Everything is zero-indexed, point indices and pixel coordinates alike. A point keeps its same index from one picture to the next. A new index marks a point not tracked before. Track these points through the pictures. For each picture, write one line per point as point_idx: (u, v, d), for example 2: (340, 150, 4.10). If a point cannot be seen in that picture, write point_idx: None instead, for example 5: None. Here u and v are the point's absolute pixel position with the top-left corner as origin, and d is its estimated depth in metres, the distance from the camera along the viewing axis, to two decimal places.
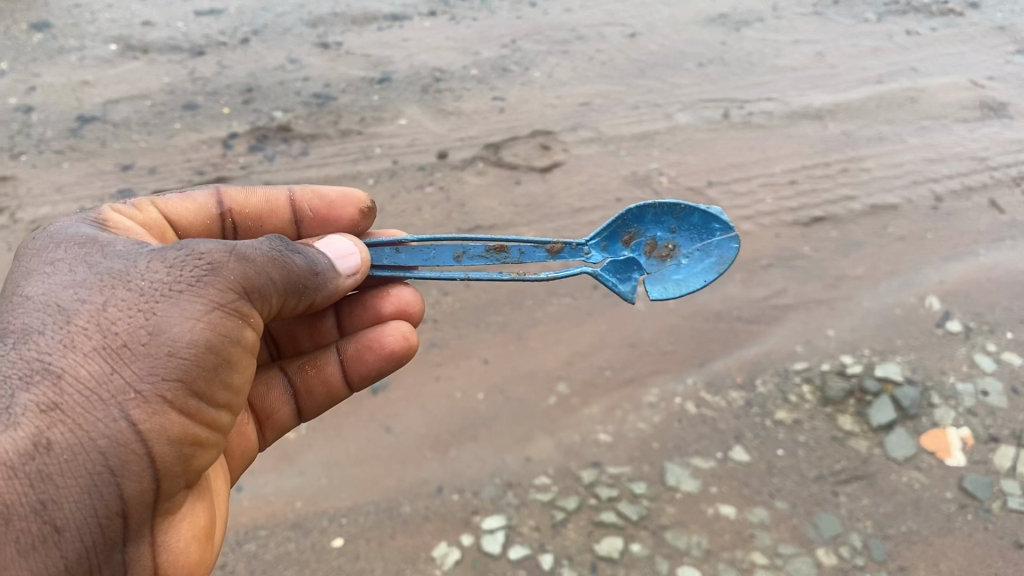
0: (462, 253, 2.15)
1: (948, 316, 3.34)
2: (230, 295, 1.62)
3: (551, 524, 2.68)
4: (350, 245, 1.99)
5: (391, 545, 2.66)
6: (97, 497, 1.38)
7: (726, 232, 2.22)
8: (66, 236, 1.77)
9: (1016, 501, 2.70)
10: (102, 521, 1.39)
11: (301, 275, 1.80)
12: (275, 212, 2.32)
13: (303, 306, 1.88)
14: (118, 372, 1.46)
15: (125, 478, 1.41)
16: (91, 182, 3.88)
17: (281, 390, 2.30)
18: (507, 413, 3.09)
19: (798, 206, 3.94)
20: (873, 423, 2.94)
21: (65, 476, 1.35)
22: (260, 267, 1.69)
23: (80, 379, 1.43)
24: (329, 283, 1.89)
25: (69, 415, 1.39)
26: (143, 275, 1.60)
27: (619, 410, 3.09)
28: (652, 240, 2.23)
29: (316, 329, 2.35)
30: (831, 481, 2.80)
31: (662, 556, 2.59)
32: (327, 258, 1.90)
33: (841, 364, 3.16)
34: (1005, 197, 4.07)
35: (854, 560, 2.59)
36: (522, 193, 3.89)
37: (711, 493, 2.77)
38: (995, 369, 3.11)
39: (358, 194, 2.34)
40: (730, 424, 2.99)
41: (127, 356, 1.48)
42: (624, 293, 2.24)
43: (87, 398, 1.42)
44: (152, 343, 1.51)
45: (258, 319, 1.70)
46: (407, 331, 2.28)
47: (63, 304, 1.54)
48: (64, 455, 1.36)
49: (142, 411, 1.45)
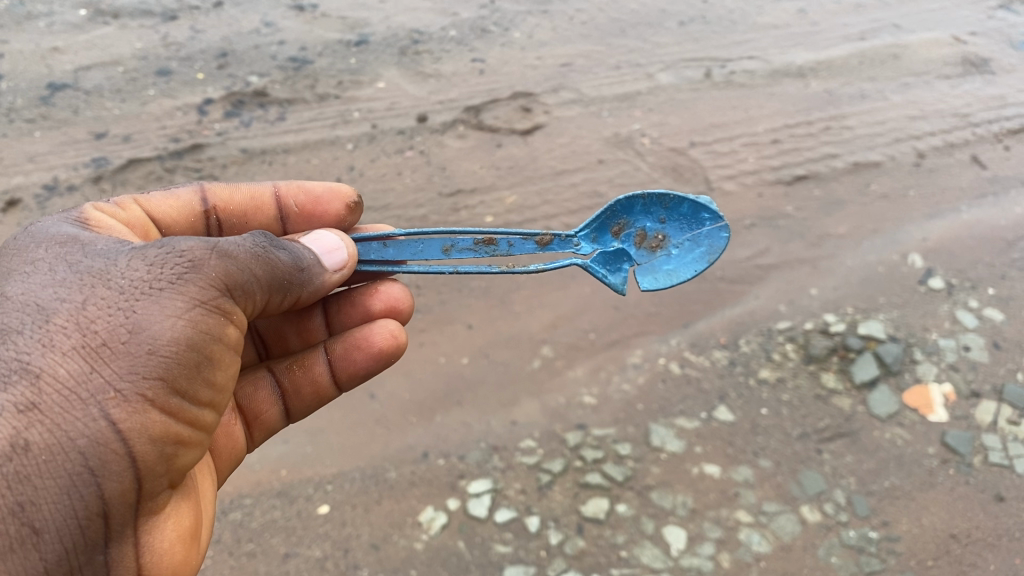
0: (450, 247, 2.07)
1: (930, 274, 3.35)
2: (212, 292, 1.61)
3: (537, 487, 2.69)
4: (337, 239, 1.96)
5: (378, 510, 2.66)
6: (77, 498, 1.36)
7: (716, 222, 2.19)
8: (46, 234, 1.73)
9: (996, 455, 2.75)
10: (82, 521, 1.37)
11: (286, 271, 1.78)
12: (260, 206, 2.29)
13: (287, 305, 1.86)
14: (97, 371, 1.43)
15: (105, 478, 1.39)
16: (64, 151, 3.80)
17: (270, 390, 2.27)
18: (492, 377, 3.08)
19: (780, 165, 3.92)
20: (856, 380, 2.95)
21: (44, 476, 1.33)
22: (243, 264, 1.68)
23: (58, 380, 1.40)
24: (315, 278, 1.87)
25: (47, 415, 1.36)
26: (123, 273, 1.57)
27: (603, 372, 3.08)
28: (641, 231, 2.21)
29: (304, 329, 2.34)
30: (815, 438, 2.82)
31: (648, 516, 2.60)
32: (312, 253, 1.88)
33: (825, 323, 3.17)
34: (987, 152, 4.07)
35: (838, 516, 2.61)
36: (503, 156, 3.85)
37: (696, 452, 2.78)
38: (976, 324, 3.13)
39: (343, 188, 2.32)
40: (714, 384, 3.00)
41: (107, 355, 1.46)
42: (614, 284, 2.21)
43: (67, 398, 1.39)
44: (131, 342, 1.48)
45: (239, 316, 1.69)
46: (395, 330, 2.25)
47: (42, 303, 1.50)
48: (42, 456, 1.34)
49: (123, 410, 1.42)
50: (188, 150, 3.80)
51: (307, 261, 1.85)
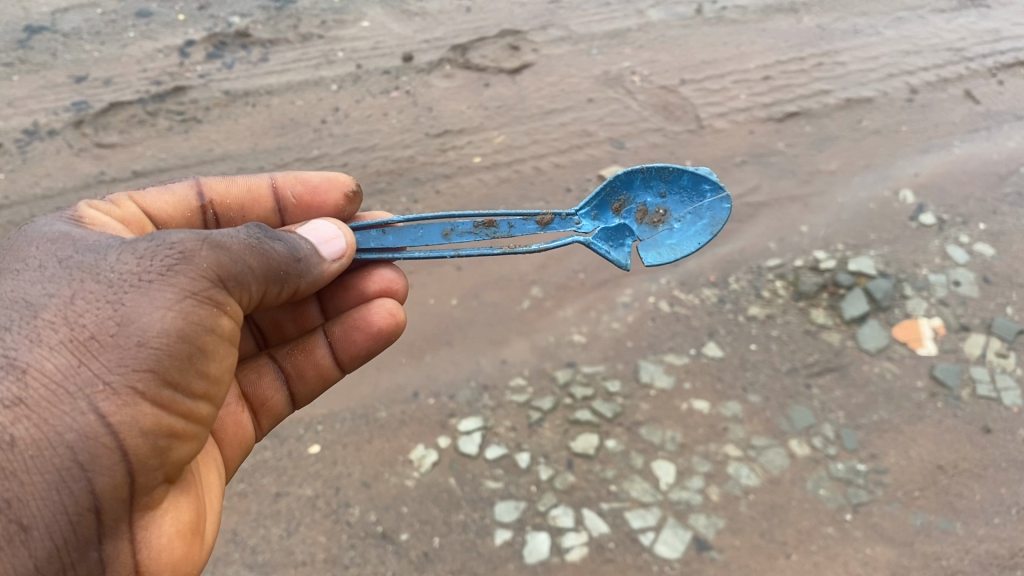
0: (450, 231, 1.98)
1: (922, 209, 3.33)
2: (205, 283, 1.52)
3: (527, 424, 2.70)
4: (335, 228, 1.87)
5: (369, 449, 2.67)
6: (67, 494, 1.29)
7: (717, 193, 2.08)
8: (41, 232, 1.66)
9: (984, 387, 2.78)
10: (72, 517, 1.30)
11: (283, 261, 1.68)
12: (257, 197, 2.16)
13: (287, 295, 1.76)
14: (85, 365, 1.36)
15: (96, 473, 1.31)
16: (44, 95, 3.74)
17: (273, 377, 2.19)
18: (481, 318, 3.08)
19: (772, 102, 3.87)
20: (846, 316, 2.96)
21: (31, 472, 1.26)
22: (236, 254, 1.58)
23: (44, 376, 1.33)
24: (313, 267, 1.78)
25: (34, 409, 1.30)
26: (113, 266, 1.49)
27: (593, 311, 3.07)
28: (642, 206, 2.10)
29: (301, 314, 2.23)
30: (804, 373, 2.83)
31: (637, 451, 2.63)
32: (309, 243, 1.78)
33: (815, 260, 3.16)
34: (980, 87, 4.02)
35: (826, 449, 2.65)
36: (491, 95, 3.79)
37: (685, 388, 2.79)
38: (967, 260, 3.12)
39: (341, 176, 2.16)
40: (703, 321, 3.00)
41: (95, 349, 1.38)
42: (618, 261, 2.09)
43: (53, 392, 1.32)
44: (120, 335, 1.40)
45: (235, 306, 1.60)
46: (394, 308, 2.15)
47: (31, 300, 1.44)
48: (29, 451, 1.27)
49: (112, 403, 1.34)
50: (171, 92, 3.74)
51: (305, 250, 1.76)
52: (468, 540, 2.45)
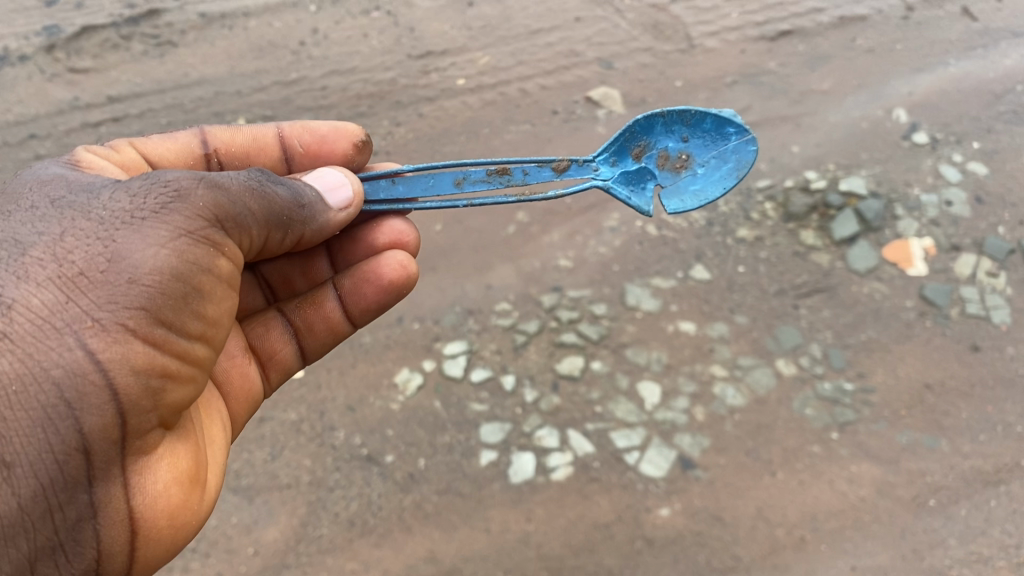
0: (463, 180, 1.89)
1: (915, 129, 3.26)
2: (199, 223, 1.46)
3: (512, 347, 2.68)
4: (341, 175, 1.79)
5: (353, 373, 2.65)
6: (54, 432, 1.24)
7: (742, 135, 1.94)
8: (38, 174, 1.61)
9: (974, 306, 2.76)
10: (60, 457, 1.24)
11: (284, 206, 1.63)
12: (262, 145, 2.05)
13: (290, 241, 1.71)
14: (74, 301, 1.30)
15: (85, 412, 1.26)
16: (14, 19, 3.57)
17: (281, 331, 2.08)
18: (466, 243, 3.03)
19: (764, 20, 3.77)
20: (836, 237, 2.93)
21: (15, 408, 1.22)
22: (233, 196, 1.53)
23: (31, 310, 1.28)
24: (317, 212, 1.71)
25: (19, 344, 1.24)
26: (105, 206, 1.44)
27: (579, 234, 3.02)
28: (664, 151, 1.98)
29: (309, 267, 2.08)
30: (793, 294, 2.81)
31: (623, 373, 2.62)
32: (314, 189, 1.71)
33: (805, 181, 3.10)
34: (978, 3, 3.92)
35: (813, 369, 2.63)
36: (475, 15, 3.69)
37: (671, 311, 2.77)
38: (959, 179, 3.07)
39: (351, 126, 2.06)
40: (691, 243, 2.96)
41: (85, 285, 1.32)
42: (639, 207, 1.98)
43: (40, 327, 1.27)
44: (110, 271, 1.35)
45: (232, 249, 1.54)
46: (406, 260, 2.02)
47: (20, 238, 1.38)
48: (13, 386, 1.22)
49: (101, 340, 1.29)
50: (145, 16, 3.59)
51: (308, 195, 1.69)
52: (453, 461, 2.45)
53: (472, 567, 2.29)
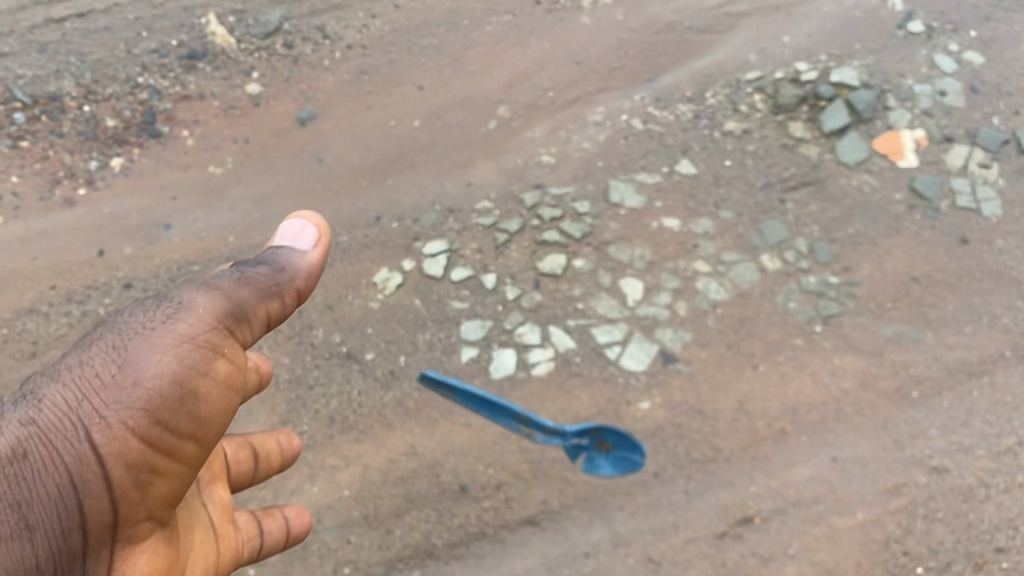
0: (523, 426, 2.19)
1: (910, 18, 3.15)
2: (203, 326, 1.23)
3: (494, 246, 2.63)
4: (308, 212, 1.41)
5: (331, 273, 2.61)
6: (59, 515, 1.06)
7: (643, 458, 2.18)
8: None
9: (964, 199, 2.71)
10: (64, 535, 1.06)
11: (274, 284, 1.33)
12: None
13: (286, 314, 1.36)
14: (85, 391, 1.11)
15: (88, 497, 1.09)
16: None
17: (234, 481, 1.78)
18: (446, 140, 2.95)
19: None
20: (826, 129, 2.85)
21: (30, 489, 1.04)
22: (237, 293, 1.28)
23: (47, 410, 1.08)
24: (302, 272, 1.36)
25: (35, 429, 1.07)
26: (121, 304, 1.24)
27: (562, 131, 2.95)
28: (601, 441, 2.17)
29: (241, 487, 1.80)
30: (780, 188, 2.76)
31: (606, 270, 2.59)
32: (288, 248, 1.37)
33: (796, 72, 3.00)
34: None
35: (798, 264, 2.61)
36: None
37: (656, 208, 2.71)
38: (955, 69, 2.99)
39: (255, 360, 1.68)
40: (677, 138, 2.88)
41: (95, 378, 1.12)
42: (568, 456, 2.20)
43: (50, 413, 1.08)
44: (121, 369, 1.14)
45: (233, 349, 1.29)
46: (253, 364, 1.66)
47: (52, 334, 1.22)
48: (28, 469, 1.04)
49: (106, 436, 1.10)
50: None
51: (290, 261, 1.35)
52: (434, 358, 2.43)
53: (453, 461, 2.28)
